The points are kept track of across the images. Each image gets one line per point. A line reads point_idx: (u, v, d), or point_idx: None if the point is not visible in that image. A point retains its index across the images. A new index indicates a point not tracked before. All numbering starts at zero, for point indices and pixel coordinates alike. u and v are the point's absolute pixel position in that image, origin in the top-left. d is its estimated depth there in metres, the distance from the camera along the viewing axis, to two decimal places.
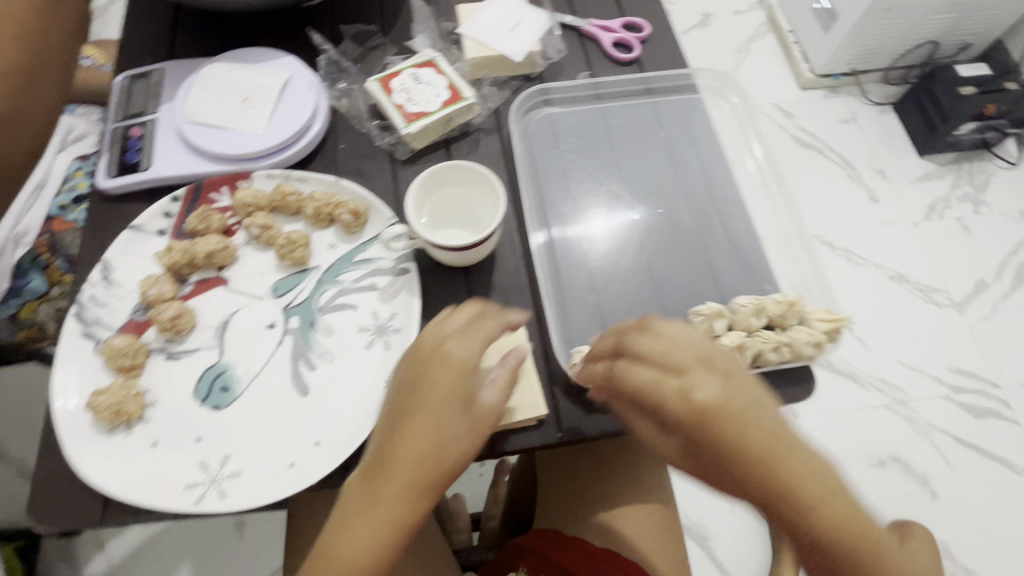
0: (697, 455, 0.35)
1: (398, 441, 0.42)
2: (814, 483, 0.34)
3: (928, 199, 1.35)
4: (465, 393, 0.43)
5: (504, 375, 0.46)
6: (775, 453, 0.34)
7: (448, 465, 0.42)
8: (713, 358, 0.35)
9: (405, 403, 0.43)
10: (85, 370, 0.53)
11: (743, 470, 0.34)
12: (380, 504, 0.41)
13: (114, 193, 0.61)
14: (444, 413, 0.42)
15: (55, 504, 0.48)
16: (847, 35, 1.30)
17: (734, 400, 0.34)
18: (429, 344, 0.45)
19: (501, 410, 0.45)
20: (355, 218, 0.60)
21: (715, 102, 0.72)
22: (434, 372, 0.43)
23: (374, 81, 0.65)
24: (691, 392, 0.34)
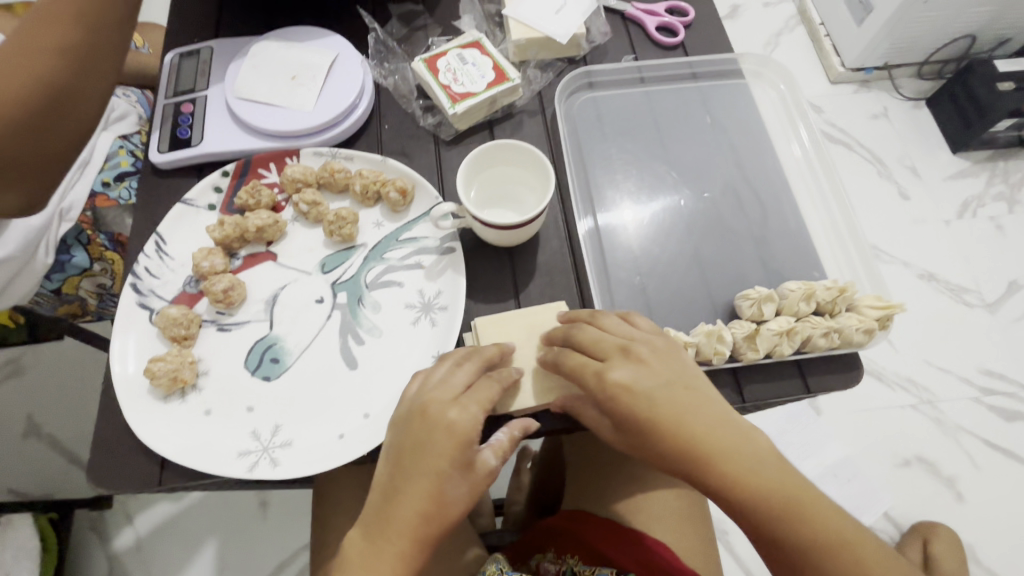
0: (624, 428, 0.45)
1: (397, 500, 0.43)
2: (719, 444, 0.42)
3: (961, 197, 1.32)
4: (465, 458, 0.43)
5: (502, 440, 0.46)
6: (674, 417, 0.43)
7: (449, 519, 0.43)
8: (627, 348, 0.47)
9: (404, 467, 0.43)
10: (142, 339, 0.54)
11: (649, 432, 0.44)
12: (383, 556, 0.42)
13: (165, 168, 0.62)
14: (441, 480, 0.43)
15: (114, 468, 0.50)
16: (882, 27, 1.26)
17: (644, 377, 0.45)
18: (427, 414, 0.44)
19: (500, 474, 0.45)
20: (403, 197, 0.60)
21: (762, 89, 0.72)
22: (430, 442, 0.43)
23: (420, 61, 0.65)
24: (608, 374, 0.46)
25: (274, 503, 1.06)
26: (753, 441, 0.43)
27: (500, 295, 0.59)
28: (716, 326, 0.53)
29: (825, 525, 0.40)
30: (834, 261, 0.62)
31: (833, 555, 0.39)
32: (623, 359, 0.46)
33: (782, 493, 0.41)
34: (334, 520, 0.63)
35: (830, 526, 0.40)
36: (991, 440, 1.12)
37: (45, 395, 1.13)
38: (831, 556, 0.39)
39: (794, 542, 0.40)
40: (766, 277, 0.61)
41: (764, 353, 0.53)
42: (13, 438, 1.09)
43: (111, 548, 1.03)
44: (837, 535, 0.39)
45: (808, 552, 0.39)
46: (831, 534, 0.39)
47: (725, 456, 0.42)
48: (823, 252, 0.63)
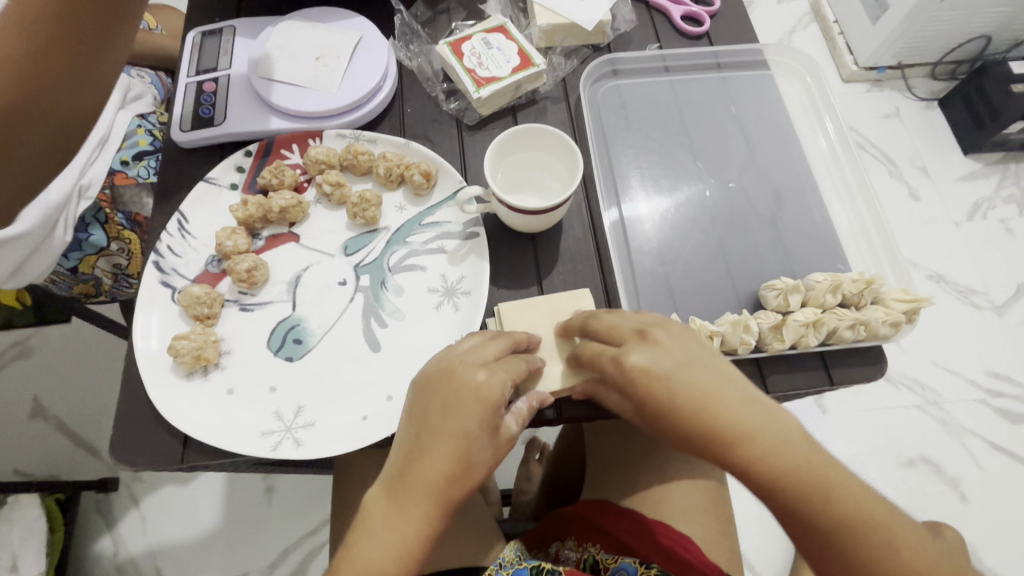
0: (646, 415, 0.42)
1: (421, 462, 0.42)
2: (756, 430, 0.39)
3: (972, 199, 1.31)
4: (494, 421, 0.42)
5: (524, 408, 0.46)
6: (705, 406, 0.40)
7: (473, 482, 0.42)
8: (643, 331, 0.44)
9: (428, 427, 0.42)
10: (165, 317, 0.54)
11: (678, 421, 0.41)
12: (406, 518, 0.41)
13: (188, 147, 0.62)
14: (469, 441, 0.41)
15: (137, 446, 0.50)
16: (898, 25, 1.24)
17: (661, 360, 0.41)
18: (455, 376, 0.43)
19: (520, 440, 0.45)
20: (426, 180, 0.59)
21: (789, 81, 0.71)
22: (458, 404, 0.42)
23: (445, 44, 0.64)
24: (624, 358, 0.42)
25: (279, 489, 1.06)
26: (783, 425, 0.40)
27: (522, 281, 0.58)
28: (742, 316, 0.53)
29: (851, 509, 0.39)
30: (858, 255, 0.63)
31: (857, 537, 0.38)
32: (640, 342, 0.43)
33: (812, 477, 0.39)
34: (348, 503, 0.63)
35: (857, 510, 0.39)
36: (997, 442, 1.12)
37: (52, 377, 1.12)
38: (855, 540, 0.38)
39: (821, 526, 0.39)
40: (789, 269, 0.62)
41: (790, 344, 0.53)
42: (20, 419, 1.09)
43: (116, 530, 1.03)
44: (863, 518, 0.39)
45: (833, 535, 0.39)
46: (857, 517, 0.39)
47: (754, 443, 0.39)
48: (849, 246, 0.63)
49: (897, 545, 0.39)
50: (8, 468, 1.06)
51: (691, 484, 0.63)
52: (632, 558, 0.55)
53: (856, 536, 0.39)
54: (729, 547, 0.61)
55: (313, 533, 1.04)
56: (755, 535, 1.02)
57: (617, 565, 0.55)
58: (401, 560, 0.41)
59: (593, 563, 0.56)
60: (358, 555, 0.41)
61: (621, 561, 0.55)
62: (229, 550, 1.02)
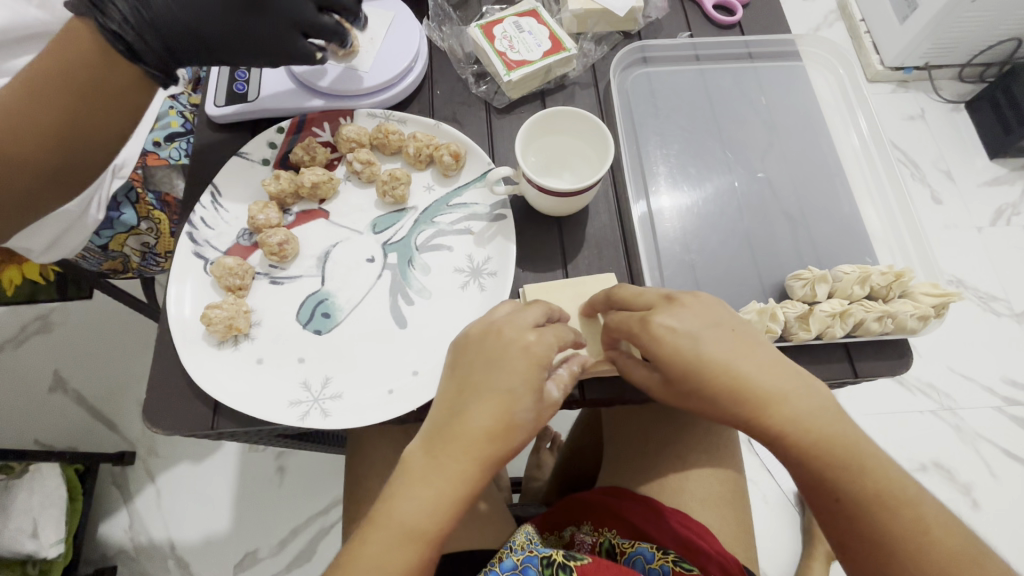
0: (674, 378, 0.45)
1: (465, 416, 0.42)
2: (786, 388, 0.43)
3: (996, 204, 1.29)
4: (538, 383, 0.43)
5: (564, 374, 0.47)
6: (731, 362, 0.43)
7: (514, 442, 0.43)
8: (670, 297, 0.46)
9: (472, 384, 0.44)
10: (199, 287, 0.55)
11: (710, 379, 0.43)
12: (446, 472, 0.42)
13: (222, 122, 0.62)
14: (514, 399, 0.42)
15: (168, 410, 0.51)
16: (927, 25, 1.22)
17: (690, 322, 0.45)
18: (501, 335, 0.45)
19: (560, 407, 0.46)
20: (455, 161, 0.59)
21: (822, 73, 0.71)
22: (505, 361, 0.43)
23: (476, 27, 0.64)
24: (652, 319, 0.45)
25: (292, 468, 1.07)
26: (815, 393, 0.44)
27: (547, 264, 0.59)
28: (769, 305, 0.53)
29: (878, 479, 0.42)
30: (887, 250, 0.62)
31: (885, 508, 0.41)
32: (667, 306, 0.46)
33: (840, 445, 0.42)
34: (366, 479, 0.64)
35: (883, 480, 0.42)
36: (1011, 450, 1.11)
37: (72, 351, 1.15)
38: (884, 511, 0.41)
39: (848, 494, 0.42)
40: (815, 260, 0.62)
41: (816, 334, 0.53)
42: (41, 391, 1.12)
43: (132, 504, 1.05)
44: (889, 490, 0.42)
45: (860, 504, 0.42)
46: (883, 488, 0.42)
47: (782, 406, 0.43)
48: (877, 240, 0.63)
49: (926, 523, 0.41)
50: (28, 438, 1.09)
51: (709, 473, 0.63)
52: (648, 544, 0.56)
53: (883, 508, 0.41)
54: (745, 538, 0.61)
55: (324, 511, 1.05)
56: (762, 533, 1.02)
57: (634, 550, 0.55)
58: (438, 512, 0.41)
59: (610, 547, 0.57)
60: (395, 507, 0.42)
61: (638, 547, 0.55)
62: (240, 526, 1.04)
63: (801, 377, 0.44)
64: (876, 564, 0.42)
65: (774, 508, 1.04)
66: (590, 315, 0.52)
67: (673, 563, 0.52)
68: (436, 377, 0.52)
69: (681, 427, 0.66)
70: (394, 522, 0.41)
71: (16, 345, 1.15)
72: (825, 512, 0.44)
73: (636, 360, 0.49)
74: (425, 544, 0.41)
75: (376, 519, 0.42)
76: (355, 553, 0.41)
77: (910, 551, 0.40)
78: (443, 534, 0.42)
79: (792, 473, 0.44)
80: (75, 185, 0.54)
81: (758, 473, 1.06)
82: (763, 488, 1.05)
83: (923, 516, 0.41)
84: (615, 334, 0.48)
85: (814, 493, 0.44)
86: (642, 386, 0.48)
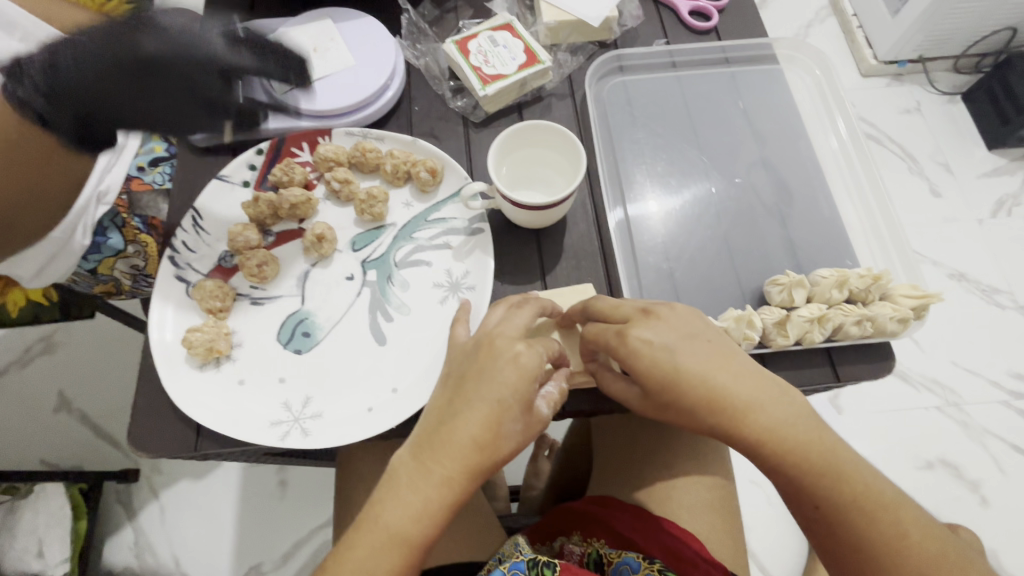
0: (654, 391, 0.45)
1: (454, 424, 0.42)
2: (763, 396, 0.43)
3: (996, 196, 1.28)
4: (528, 395, 0.43)
5: (555, 393, 0.46)
6: (706, 374, 0.43)
7: (502, 453, 0.42)
8: (647, 310, 0.46)
9: (461, 393, 0.43)
10: (180, 310, 0.56)
11: (686, 390, 0.43)
12: (432, 478, 0.42)
13: (203, 145, 0.63)
14: (502, 409, 0.42)
15: (152, 434, 0.52)
16: (919, 17, 1.22)
17: (666, 336, 0.45)
18: (493, 346, 0.45)
19: (550, 425, 0.45)
20: (432, 177, 0.60)
21: (801, 75, 0.71)
22: (495, 370, 0.43)
23: (451, 43, 0.65)
24: (629, 332, 0.45)
25: (293, 481, 1.08)
26: (789, 401, 0.43)
27: (525, 276, 0.59)
28: (746, 312, 0.53)
29: (855, 485, 0.42)
30: (867, 250, 0.62)
31: (863, 513, 0.41)
32: (645, 319, 0.46)
33: (817, 453, 0.42)
34: (355, 493, 0.64)
35: (860, 485, 0.42)
36: (1018, 445, 1.09)
37: (75, 370, 1.16)
38: (861, 515, 0.41)
39: (824, 500, 0.42)
40: (795, 263, 0.62)
41: (794, 340, 0.53)
42: (46, 411, 1.13)
43: (136, 521, 1.05)
44: (866, 495, 0.41)
45: (839, 508, 0.41)
46: (861, 493, 0.41)
47: (760, 414, 0.42)
48: (858, 241, 0.63)
49: (905, 528, 0.41)
50: (34, 458, 1.10)
51: (697, 480, 0.63)
52: (635, 553, 0.55)
53: (861, 512, 0.41)
54: (735, 545, 0.61)
55: (325, 524, 1.06)
56: (765, 537, 1.01)
57: (620, 560, 0.55)
58: (425, 517, 0.41)
59: (597, 558, 0.57)
60: (380, 512, 0.42)
61: (624, 556, 0.55)
62: (243, 542, 1.04)
63: (777, 386, 0.44)
64: (855, 567, 0.42)
65: (777, 510, 1.02)
66: (570, 329, 0.52)
67: (658, 571, 0.52)
68: (414, 394, 0.52)
69: (668, 434, 0.66)
70: (379, 527, 0.41)
71: (21, 366, 1.17)
72: (804, 517, 0.43)
73: (613, 373, 0.49)
74: (409, 550, 0.41)
75: (362, 524, 0.42)
76: (341, 556, 0.41)
77: (889, 555, 0.40)
78: (428, 541, 0.42)
79: (771, 481, 0.44)
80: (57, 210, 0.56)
81: (760, 475, 1.04)
82: (766, 490, 1.04)
83: (901, 519, 0.41)
84: (592, 346, 0.48)
85: (793, 501, 0.44)
86: (621, 400, 0.48)
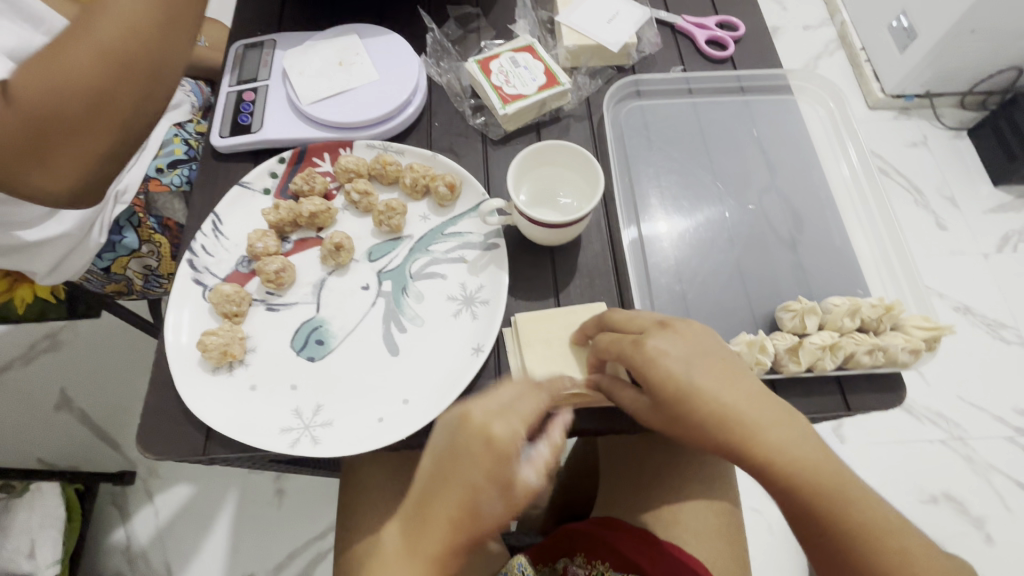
0: (665, 403, 0.45)
1: (426, 505, 0.38)
2: (773, 416, 0.43)
3: (1002, 231, 1.29)
4: (506, 473, 0.38)
5: (545, 455, 0.41)
6: (720, 388, 0.44)
7: (478, 537, 0.38)
8: (662, 322, 0.47)
9: (435, 471, 0.39)
10: (198, 314, 0.57)
11: (699, 404, 0.43)
12: (403, 566, 0.37)
13: (225, 152, 0.65)
14: (476, 490, 0.38)
15: (162, 437, 0.52)
16: (927, 53, 1.24)
17: (681, 349, 0.45)
18: (468, 418, 0.40)
19: (539, 495, 0.40)
20: (450, 192, 0.61)
21: (813, 107, 0.72)
22: (468, 448, 0.39)
23: (474, 62, 0.66)
24: (645, 342, 0.45)
25: (290, 491, 1.07)
26: (797, 424, 0.44)
27: (539, 292, 0.59)
28: (758, 337, 0.54)
29: (862, 510, 0.41)
30: (879, 281, 0.63)
31: (872, 540, 0.41)
32: (660, 330, 0.46)
33: (824, 475, 0.42)
34: (358, 506, 0.63)
35: (868, 511, 0.41)
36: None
37: (78, 369, 1.16)
38: (870, 541, 0.41)
39: (834, 523, 0.41)
40: (807, 291, 0.62)
41: (806, 367, 0.53)
42: (46, 409, 1.13)
43: (130, 525, 1.04)
44: (875, 520, 0.41)
45: (848, 533, 0.41)
46: (869, 519, 0.41)
47: (768, 432, 0.43)
48: (869, 271, 0.63)
49: (910, 556, 0.40)
50: (31, 457, 1.10)
51: (704, 504, 0.62)
52: None
53: (870, 539, 0.41)
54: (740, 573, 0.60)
55: (319, 535, 1.05)
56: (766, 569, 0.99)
57: None
58: None
59: None
60: None
61: None
62: (238, 550, 1.03)
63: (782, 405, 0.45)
64: None
65: (779, 542, 1.01)
66: (581, 344, 0.52)
67: None
68: (425, 406, 0.52)
69: (676, 457, 0.65)
70: None
71: (24, 362, 1.17)
72: (813, 541, 0.43)
73: (621, 383, 0.48)
74: None
75: None
76: None
77: None
78: None
79: (780, 504, 0.44)
80: (82, 186, 0.55)
81: (762, 504, 1.03)
82: (768, 518, 1.02)
83: (907, 547, 0.41)
84: (605, 356, 0.48)
85: (802, 527, 0.43)
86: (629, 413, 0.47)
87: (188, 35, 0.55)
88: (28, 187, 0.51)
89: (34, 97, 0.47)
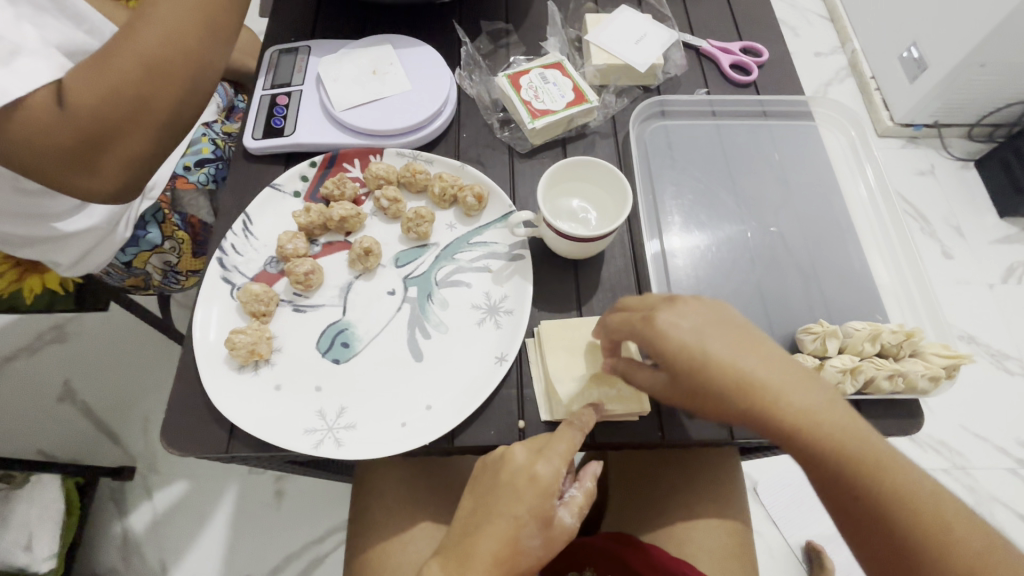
0: (682, 377, 0.45)
1: (474, 540, 0.43)
2: (791, 384, 0.44)
3: (1007, 262, 1.30)
4: (545, 512, 0.43)
5: (579, 497, 0.46)
6: (734, 359, 0.44)
7: (519, 569, 0.43)
8: (671, 297, 0.47)
9: (482, 508, 0.44)
10: (225, 312, 0.57)
11: (717, 374, 0.44)
12: None
13: (257, 153, 0.66)
14: (519, 526, 0.43)
15: (186, 433, 0.52)
16: (937, 85, 1.26)
17: (693, 321, 0.45)
18: (511, 460, 0.45)
19: (575, 533, 0.45)
20: (478, 202, 0.62)
21: (834, 133, 0.74)
22: (512, 489, 0.44)
23: (505, 76, 0.68)
24: (655, 316, 0.45)
25: (291, 492, 1.07)
26: (816, 391, 0.44)
27: (563, 304, 0.60)
28: None
29: (895, 475, 0.42)
30: (896, 307, 0.64)
31: (905, 504, 0.41)
32: (669, 304, 0.46)
33: (852, 438, 0.42)
34: (368, 510, 0.63)
35: (901, 477, 0.42)
36: None
37: (83, 362, 1.16)
38: (905, 506, 0.41)
39: (866, 489, 0.42)
40: (826, 314, 0.63)
41: None
42: (50, 400, 1.13)
43: (128, 521, 1.04)
44: (909, 484, 0.41)
45: (882, 499, 0.41)
46: (902, 482, 0.41)
47: (790, 398, 0.43)
48: (887, 296, 0.64)
49: (947, 520, 0.40)
50: (32, 448, 1.09)
51: (717, 522, 0.62)
52: None
53: (904, 503, 0.41)
54: None
55: (318, 538, 1.04)
56: None
57: None
58: None
59: None
60: None
61: None
62: (236, 551, 1.02)
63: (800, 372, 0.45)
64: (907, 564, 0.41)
65: (781, 564, 1.00)
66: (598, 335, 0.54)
67: None
68: (449, 412, 0.53)
69: (690, 475, 0.65)
70: None
71: (30, 353, 1.17)
72: (846, 511, 0.43)
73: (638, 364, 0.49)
74: None
75: None
76: None
77: (937, 547, 0.40)
78: None
79: (809, 472, 0.44)
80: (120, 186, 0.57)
81: (764, 525, 1.03)
82: (770, 540, 1.02)
83: (943, 513, 0.41)
84: (618, 335, 0.48)
85: (835, 496, 0.43)
86: (648, 390, 0.47)
87: (224, 42, 0.56)
88: (72, 188, 0.54)
89: (75, 105, 0.48)
